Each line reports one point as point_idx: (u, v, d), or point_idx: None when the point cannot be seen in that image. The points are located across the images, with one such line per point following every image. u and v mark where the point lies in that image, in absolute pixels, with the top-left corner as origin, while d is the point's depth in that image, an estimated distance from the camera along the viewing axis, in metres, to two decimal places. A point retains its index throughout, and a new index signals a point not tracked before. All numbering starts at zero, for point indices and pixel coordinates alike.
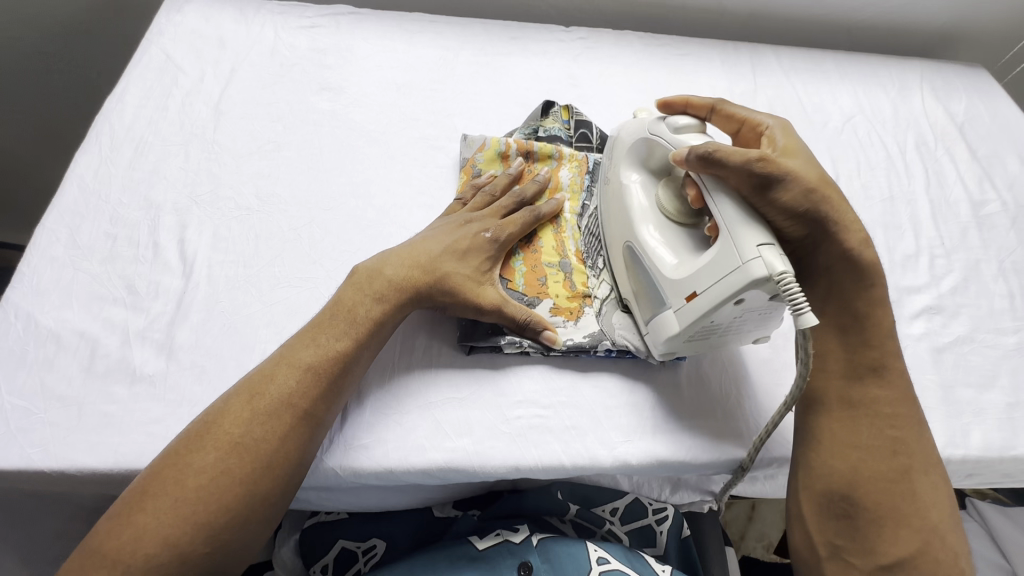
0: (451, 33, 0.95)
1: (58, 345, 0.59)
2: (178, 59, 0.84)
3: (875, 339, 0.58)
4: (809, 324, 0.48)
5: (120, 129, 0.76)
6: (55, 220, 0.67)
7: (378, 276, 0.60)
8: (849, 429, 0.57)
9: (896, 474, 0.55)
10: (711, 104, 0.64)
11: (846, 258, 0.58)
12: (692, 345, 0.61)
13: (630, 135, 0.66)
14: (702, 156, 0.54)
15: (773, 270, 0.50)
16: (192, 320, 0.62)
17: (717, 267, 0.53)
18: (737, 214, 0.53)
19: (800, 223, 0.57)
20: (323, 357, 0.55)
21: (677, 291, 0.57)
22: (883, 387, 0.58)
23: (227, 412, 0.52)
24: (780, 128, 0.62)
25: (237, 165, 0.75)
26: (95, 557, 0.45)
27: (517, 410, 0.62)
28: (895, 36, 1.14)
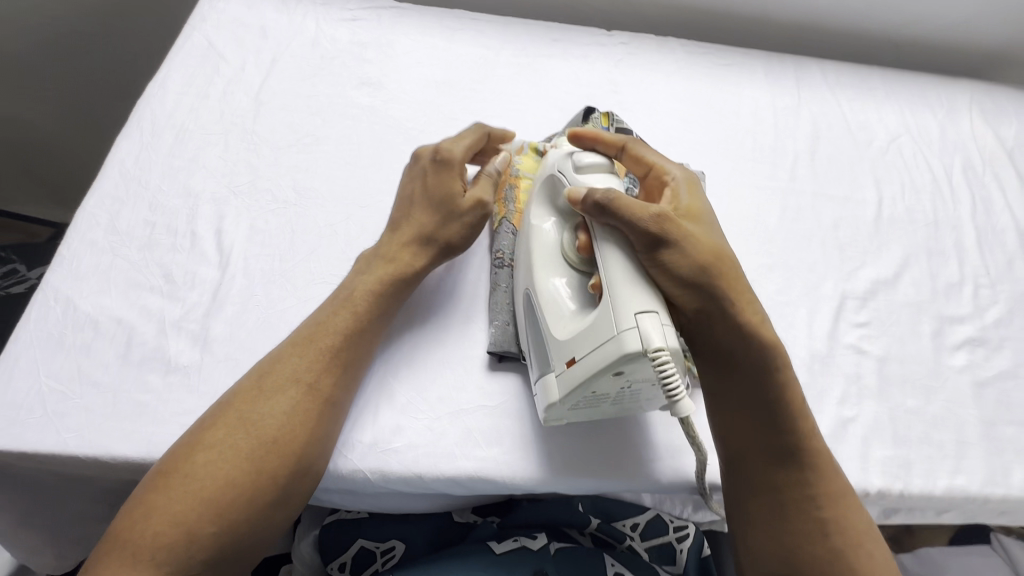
0: (492, 32, 0.94)
1: (96, 332, 0.59)
2: (220, 47, 0.84)
3: (789, 419, 0.54)
4: (684, 413, 0.46)
5: (161, 116, 0.75)
6: (95, 204, 0.67)
7: (378, 256, 0.62)
8: (779, 514, 0.54)
9: (831, 553, 0.52)
10: (622, 143, 0.63)
11: (748, 343, 0.54)
12: (579, 412, 0.56)
13: (541, 178, 0.64)
14: (599, 201, 0.52)
15: (648, 344, 0.46)
16: (227, 313, 0.62)
17: (595, 333, 0.50)
18: (624, 277, 0.50)
19: (693, 294, 0.53)
20: (330, 335, 0.56)
21: (560, 353, 0.53)
22: (803, 467, 0.54)
23: (236, 392, 0.53)
24: (683, 182, 0.60)
25: (275, 157, 0.74)
26: (113, 538, 0.45)
27: (548, 422, 0.61)
28: (944, 55, 1.11)
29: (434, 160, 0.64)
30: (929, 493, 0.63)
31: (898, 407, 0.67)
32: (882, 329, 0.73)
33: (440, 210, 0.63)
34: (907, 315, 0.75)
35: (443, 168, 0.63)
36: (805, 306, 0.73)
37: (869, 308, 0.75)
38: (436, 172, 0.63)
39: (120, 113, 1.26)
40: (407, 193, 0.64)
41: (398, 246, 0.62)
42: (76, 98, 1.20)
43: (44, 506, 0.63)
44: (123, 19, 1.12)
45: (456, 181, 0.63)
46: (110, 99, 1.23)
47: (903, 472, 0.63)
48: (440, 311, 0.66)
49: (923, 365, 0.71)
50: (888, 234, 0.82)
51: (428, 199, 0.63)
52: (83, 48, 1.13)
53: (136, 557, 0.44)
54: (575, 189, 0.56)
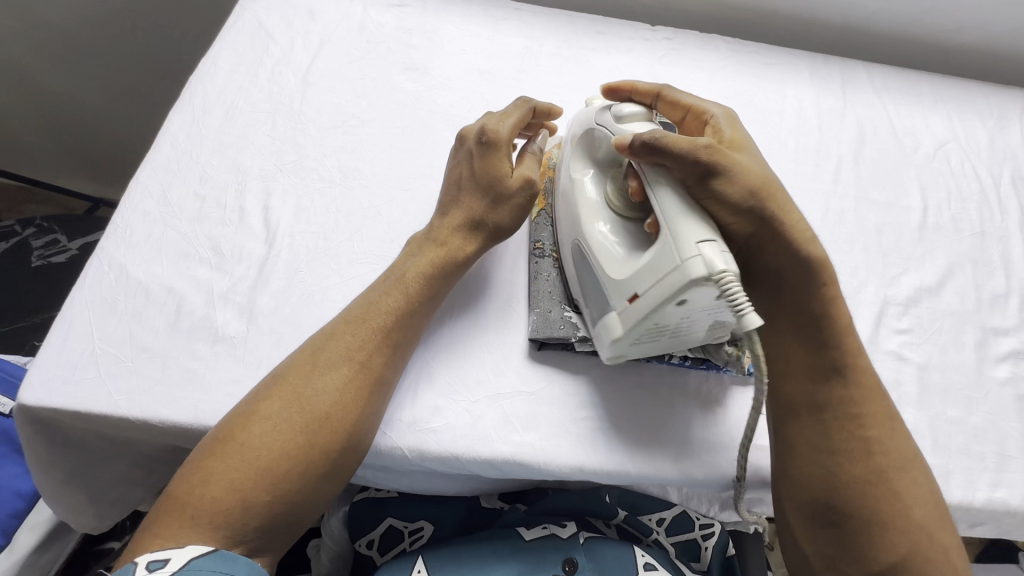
0: (536, 23, 0.94)
1: (147, 299, 0.60)
2: (269, 27, 0.85)
3: (835, 338, 0.56)
4: (754, 324, 0.48)
5: (212, 92, 0.77)
6: (148, 176, 0.68)
7: (429, 240, 0.63)
8: (815, 433, 0.55)
9: (873, 477, 0.53)
10: (657, 90, 0.65)
11: (798, 259, 0.56)
12: (641, 347, 0.58)
13: (578, 133, 0.65)
14: (646, 143, 0.54)
15: (712, 268, 0.48)
16: (272, 287, 0.63)
17: (657, 267, 0.52)
18: (679, 211, 0.52)
19: (746, 218, 0.55)
20: (379, 316, 0.57)
21: (621, 292, 0.56)
22: (849, 385, 0.55)
23: (290, 366, 0.54)
24: (723, 118, 0.63)
25: (321, 137, 0.75)
26: (171, 501, 0.46)
27: (583, 410, 0.61)
28: (995, 63, 1.08)
29: (476, 141, 0.63)
30: (968, 504, 0.62)
31: (938, 417, 0.66)
32: (924, 338, 0.72)
33: (487, 194, 0.63)
34: (949, 324, 0.74)
35: (489, 150, 0.62)
36: None
37: (911, 315, 0.73)
38: (482, 154, 0.63)
39: (171, 95, 1.29)
40: (454, 178, 0.65)
41: (448, 231, 0.63)
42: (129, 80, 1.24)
43: (85, 467, 0.64)
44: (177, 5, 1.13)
45: (503, 163, 0.62)
46: (166, 84, 1.26)
47: (942, 481, 0.62)
48: (479, 296, 0.66)
49: (965, 375, 0.70)
50: (932, 241, 0.81)
51: (475, 183, 0.63)
52: (149, 33, 1.17)
53: (196, 521, 0.45)
54: (621, 137, 0.57)
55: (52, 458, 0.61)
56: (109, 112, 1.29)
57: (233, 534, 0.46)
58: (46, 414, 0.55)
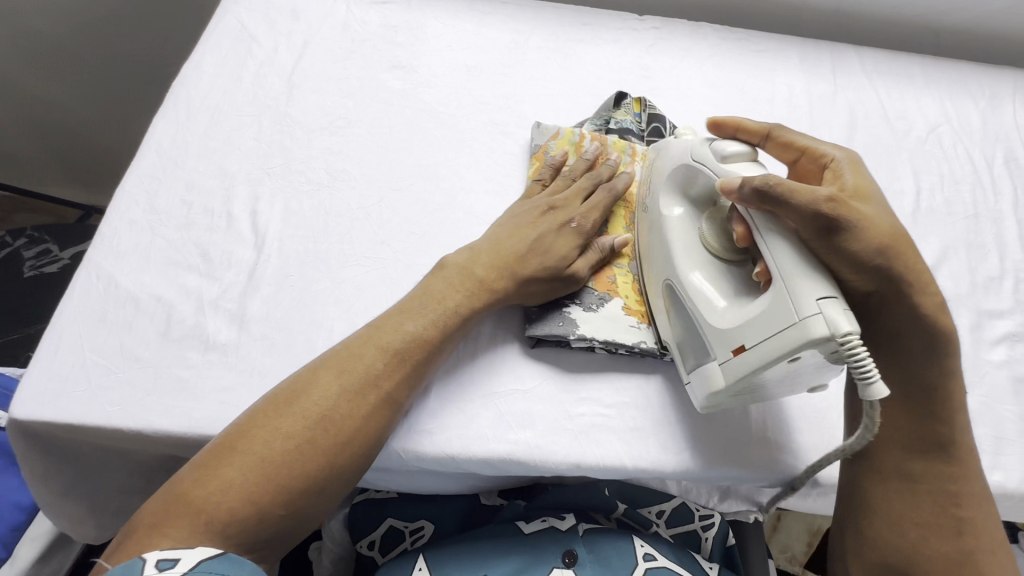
0: (522, 16, 0.93)
1: (137, 309, 0.60)
2: (252, 29, 0.84)
3: (943, 414, 0.53)
4: (879, 396, 0.45)
5: (196, 97, 0.76)
6: (134, 184, 0.68)
7: (472, 270, 0.61)
8: (907, 505, 0.53)
9: (958, 554, 0.52)
10: (766, 131, 0.61)
11: (921, 325, 0.52)
12: (739, 398, 0.56)
13: (672, 167, 0.63)
14: (758, 190, 0.50)
15: (836, 330, 0.45)
16: (263, 292, 0.63)
17: (769, 322, 0.49)
18: (795, 264, 0.48)
19: (870, 276, 0.50)
20: (408, 342, 0.56)
21: (724, 343, 0.53)
22: (950, 464, 0.53)
23: (316, 382, 0.52)
24: (847, 162, 0.55)
25: (308, 139, 0.75)
26: (178, 501, 0.44)
27: (579, 407, 0.61)
28: (986, 43, 1.07)
29: (564, 218, 0.65)
30: None
31: None
32: None
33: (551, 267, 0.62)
34: None
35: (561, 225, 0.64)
36: None
37: None
38: (559, 232, 0.64)
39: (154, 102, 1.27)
40: (524, 225, 0.64)
41: (494, 271, 0.61)
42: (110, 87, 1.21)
43: (82, 478, 0.64)
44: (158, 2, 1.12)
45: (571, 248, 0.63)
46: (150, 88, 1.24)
47: None
48: None
49: (961, 359, 0.70)
50: (926, 225, 0.81)
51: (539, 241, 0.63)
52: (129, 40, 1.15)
53: (209, 528, 0.43)
54: (725, 180, 0.54)
55: (48, 471, 0.60)
56: (97, 120, 1.28)
57: (241, 543, 0.45)
58: (38, 428, 0.54)
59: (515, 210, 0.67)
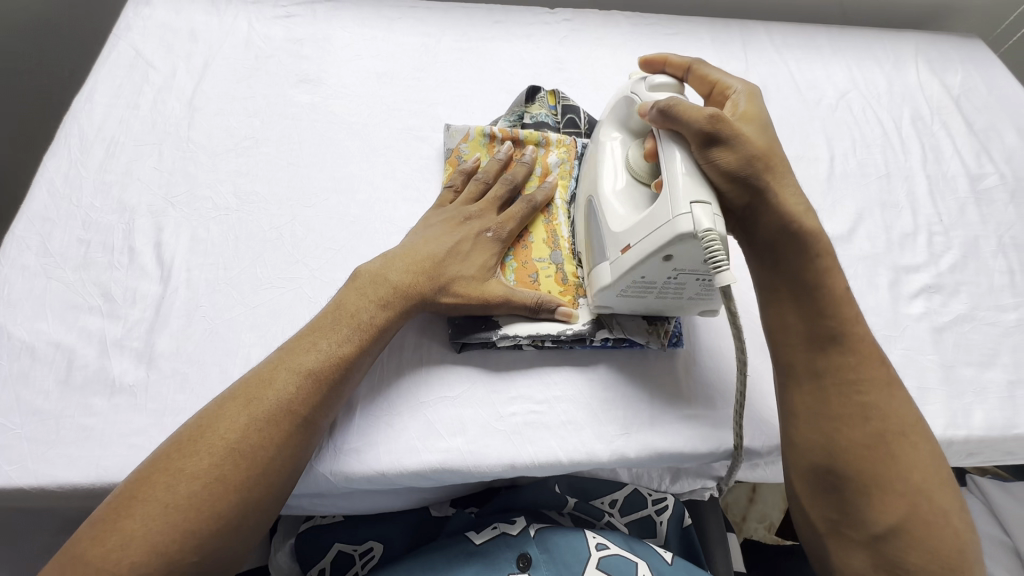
0: (432, 19, 0.92)
1: (34, 358, 0.57)
2: (148, 54, 0.81)
3: (830, 307, 0.55)
4: (726, 284, 0.47)
5: (90, 130, 0.73)
6: (24, 227, 0.64)
7: (386, 281, 0.59)
8: (817, 399, 0.54)
9: (871, 438, 0.52)
10: (689, 64, 0.62)
11: (792, 235, 0.55)
12: (628, 301, 0.59)
13: (615, 97, 0.65)
14: (662, 109, 0.53)
15: (699, 227, 0.48)
16: (172, 326, 0.60)
17: (649, 221, 0.52)
18: (682, 168, 0.51)
19: (742, 189, 0.54)
20: (323, 363, 0.53)
21: (615, 243, 0.56)
22: (844, 351, 0.54)
23: (222, 416, 0.50)
24: (745, 94, 0.60)
25: (213, 163, 0.72)
26: (77, 563, 0.43)
27: (510, 406, 0.60)
28: (887, 9, 1.11)
29: (480, 227, 0.64)
30: None
31: None
32: None
33: (467, 276, 0.61)
34: (862, 268, 0.75)
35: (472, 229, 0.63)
36: None
37: None
38: (474, 240, 0.63)
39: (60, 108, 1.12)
40: (433, 234, 0.63)
41: (412, 278, 0.59)
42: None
43: None
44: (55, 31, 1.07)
45: (486, 262, 0.62)
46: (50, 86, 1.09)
47: None
48: None
49: (882, 316, 0.72)
50: (841, 189, 0.83)
51: (451, 247, 0.61)
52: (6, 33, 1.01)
53: None
54: (644, 104, 0.58)
55: None
56: None
57: None
58: None
59: (430, 219, 0.65)
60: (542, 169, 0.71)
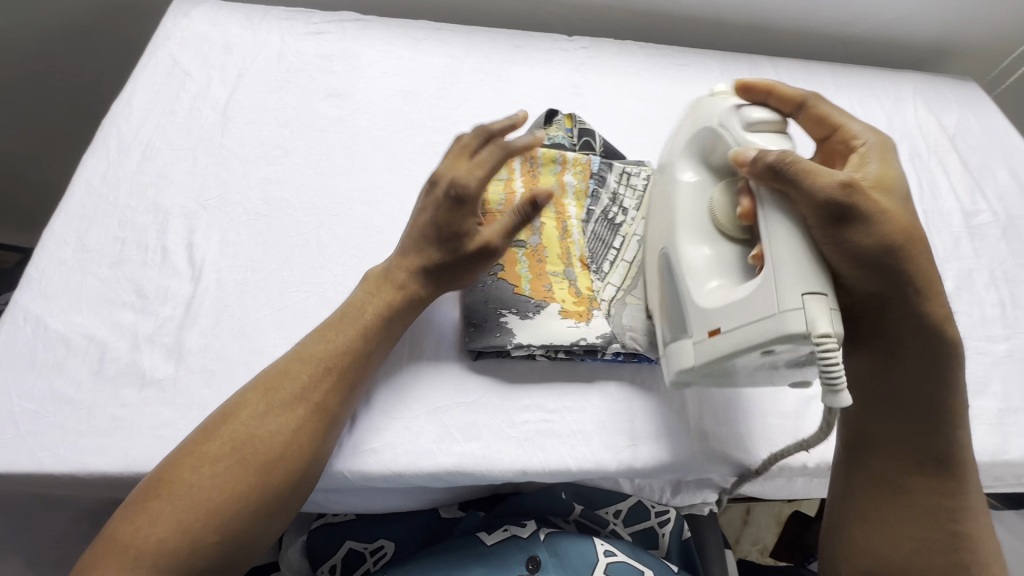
0: (456, 41, 0.96)
1: (68, 349, 0.59)
2: (185, 63, 0.84)
3: (942, 428, 0.55)
4: (842, 406, 0.46)
5: (127, 133, 0.76)
6: (63, 223, 0.67)
7: (388, 279, 0.61)
8: (901, 518, 0.55)
9: (951, 565, 0.54)
10: (803, 98, 0.58)
11: (917, 328, 0.53)
12: (708, 379, 0.58)
13: (694, 129, 0.61)
14: (773, 167, 0.49)
15: (814, 328, 0.46)
16: (200, 324, 0.63)
17: (750, 311, 0.50)
18: (795, 248, 0.49)
19: (868, 276, 0.51)
20: (336, 353, 0.56)
21: (703, 323, 0.54)
22: (953, 472, 0.55)
23: (243, 405, 0.52)
24: (875, 145, 0.55)
25: (245, 170, 0.75)
26: (111, 544, 0.46)
27: (523, 414, 0.63)
28: (886, 49, 1.17)
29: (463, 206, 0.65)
30: None
31: None
32: None
33: (457, 261, 0.60)
34: None
35: (449, 213, 0.58)
36: None
37: None
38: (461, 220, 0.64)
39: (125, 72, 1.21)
40: (416, 228, 0.62)
41: (409, 277, 0.61)
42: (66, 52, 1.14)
43: None
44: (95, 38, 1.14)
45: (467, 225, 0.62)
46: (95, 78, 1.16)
47: None
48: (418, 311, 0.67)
49: None
50: None
51: (435, 239, 0.60)
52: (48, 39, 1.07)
53: (139, 565, 0.44)
54: (741, 151, 0.53)
55: None
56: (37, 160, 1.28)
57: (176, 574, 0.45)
58: None
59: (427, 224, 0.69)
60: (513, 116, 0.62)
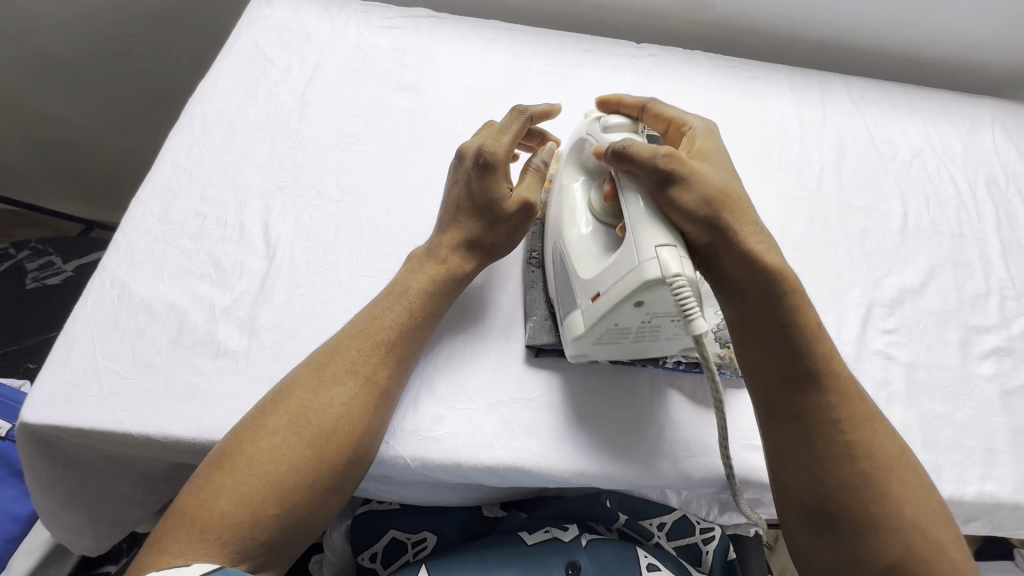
0: (526, 42, 0.97)
1: (149, 315, 0.61)
2: (266, 50, 0.87)
3: (806, 348, 0.56)
4: (699, 332, 0.49)
5: (211, 113, 0.78)
6: (149, 195, 0.70)
7: (430, 256, 0.62)
8: (799, 440, 0.56)
9: (859, 478, 0.54)
10: (642, 103, 0.70)
11: (752, 274, 0.57)
12: (603, 347, 0.60)
13: (570, 141, 0.69)
14: (615, 150, 0.57)
15: (667, 270, 0.50)
16: (273, 301, 0.64)
17: (618, 268, 0.54)
18: (643, 212, 0.55)
19: (703, 228, 0.56)
20: (385, 329, 0.57)
21: (586, 291, 0.58)
22: (824, 390, 0.56)
23: (298, 379, 0.53)
24: (701, 131, 0.67)
25: (319, 155, 0.77)
26: (177, 514, 0.46)
27: (582, 417, 0.62)
28: (963, 73, 1.13)
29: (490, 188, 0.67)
30: (959, 499, 0.63)
31: (927, 413, 0.68)
32: (910, 336, 0.74)
33: (492, 226, 0.61)
34: (933, 324, 0.75)
35: (486, 172, 0.60)
36: (834, 312, 0.74)
37: (897, 315, 0.75)
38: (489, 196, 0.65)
39: (207, 56, 1.26)
40: (453, 198, 0.63)
41: (448, 249, 0.62)
42: (152, 30, 1.19)
43: (86, 489, 0.63)
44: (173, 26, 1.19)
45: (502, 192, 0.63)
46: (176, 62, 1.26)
47: (933, 476, 0.64)
48: (478, 304, 0.67)
49: (952, 372, 0.72)
50: (913, 244, 0.84)
51: (473, 205, 0.61)
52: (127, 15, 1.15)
53: (204, 534, 0.45)
54: (599, 146, 0.62)
55: (54, 477, 0.60)
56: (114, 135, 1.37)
57: (241, 545, 0.45)
58: (48, 432, 0.55)
59: None
60: (546, 105, 0.69)
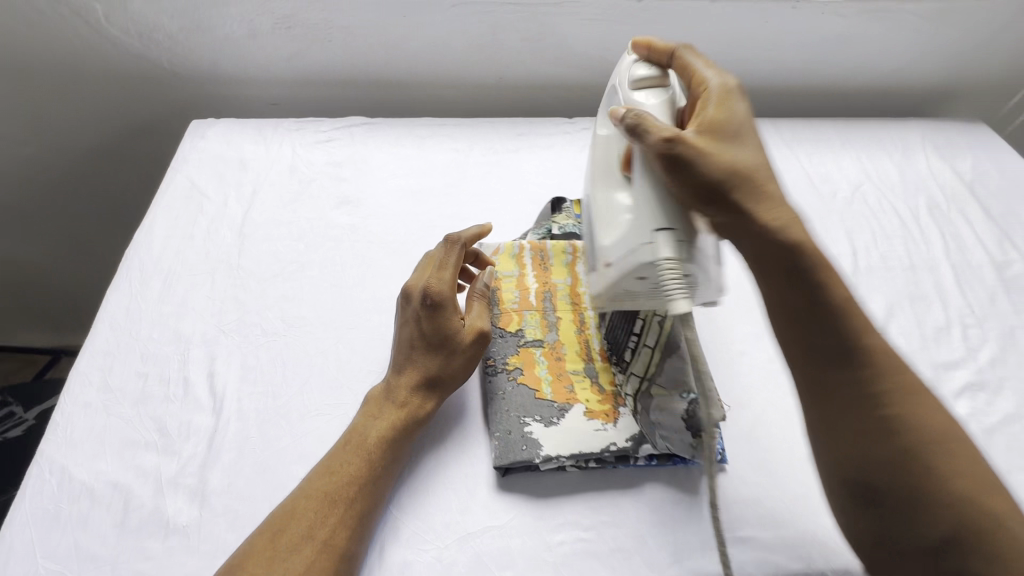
0: (461, 135, 0.99)
1: (92, 500, 0.58)
2: (202, 185, 0.87)
3: (833, 318, 0.50)
4: (680, 311, 0.52)
5: (149, 262, 0.78)
6: (87, 363, 0.68)
7: (389, 400, 0.61)
8: (832, 415, 0.50)
9: (905, 451, 0.47)
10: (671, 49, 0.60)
11: (762, 247, 0.51)
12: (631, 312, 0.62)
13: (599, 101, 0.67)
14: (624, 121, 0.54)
15: (659, 256, 0.51)
16: (223, 461, 0.61)
17: (621, 248, 0.55)
18: (646, 190, 0.54)
19: (709, 203, 0.52)
20: (343, 485, 0.55)
21: (597, 266, 0.59)
22: (857, 366, 0.50)
23: (250, 553, 0.50)
24: (720, 84, 0.56)
25: (262, 289, 0.76)
26: None
27: (558, 534, 0.59)
28: (888, 98, 1.17)
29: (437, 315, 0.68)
30: None
31: None
32: None
33: (450, 360, 0.62)
34: None
35: (435, 310, 0.62)
36: None
37: None
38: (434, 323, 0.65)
39: (151, 185, 1.26)
40: (405, 339, 0.63)
41: (406, 391, 0.61)
42: (97, 167, 1.20)
43: None
44: (118, 161, 1.20)
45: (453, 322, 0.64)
46: (126, 193, 1.26)
47: None
48: (439, 429, 0.66)
49: None
50: (867, 285, 0.84)
51: (428, 343, 0.62)
52: (75, 155, 1.17)
53: None
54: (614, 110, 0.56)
55: None
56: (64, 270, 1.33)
57: None
58: None
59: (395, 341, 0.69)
60: (479, 225, 0.71)
